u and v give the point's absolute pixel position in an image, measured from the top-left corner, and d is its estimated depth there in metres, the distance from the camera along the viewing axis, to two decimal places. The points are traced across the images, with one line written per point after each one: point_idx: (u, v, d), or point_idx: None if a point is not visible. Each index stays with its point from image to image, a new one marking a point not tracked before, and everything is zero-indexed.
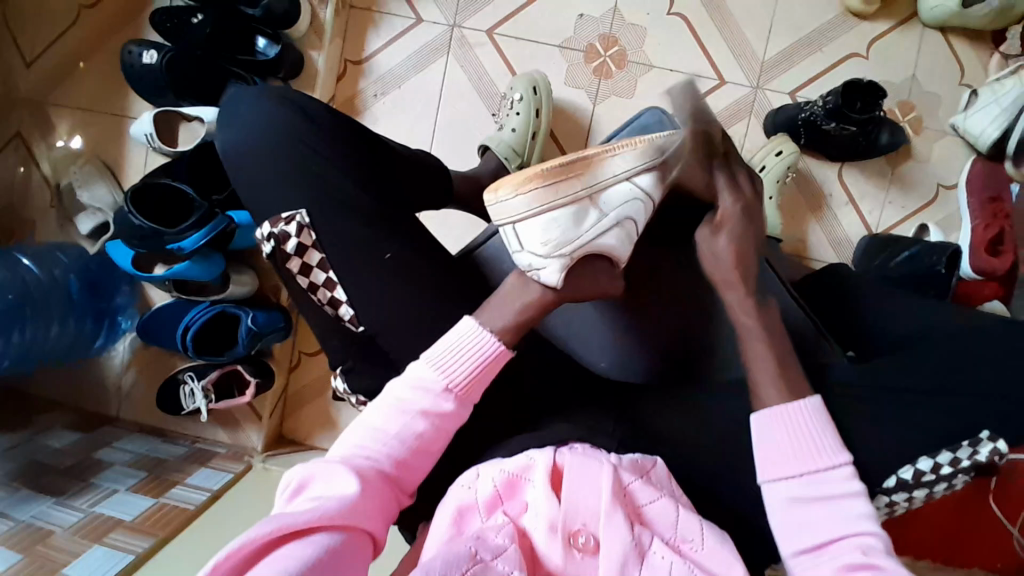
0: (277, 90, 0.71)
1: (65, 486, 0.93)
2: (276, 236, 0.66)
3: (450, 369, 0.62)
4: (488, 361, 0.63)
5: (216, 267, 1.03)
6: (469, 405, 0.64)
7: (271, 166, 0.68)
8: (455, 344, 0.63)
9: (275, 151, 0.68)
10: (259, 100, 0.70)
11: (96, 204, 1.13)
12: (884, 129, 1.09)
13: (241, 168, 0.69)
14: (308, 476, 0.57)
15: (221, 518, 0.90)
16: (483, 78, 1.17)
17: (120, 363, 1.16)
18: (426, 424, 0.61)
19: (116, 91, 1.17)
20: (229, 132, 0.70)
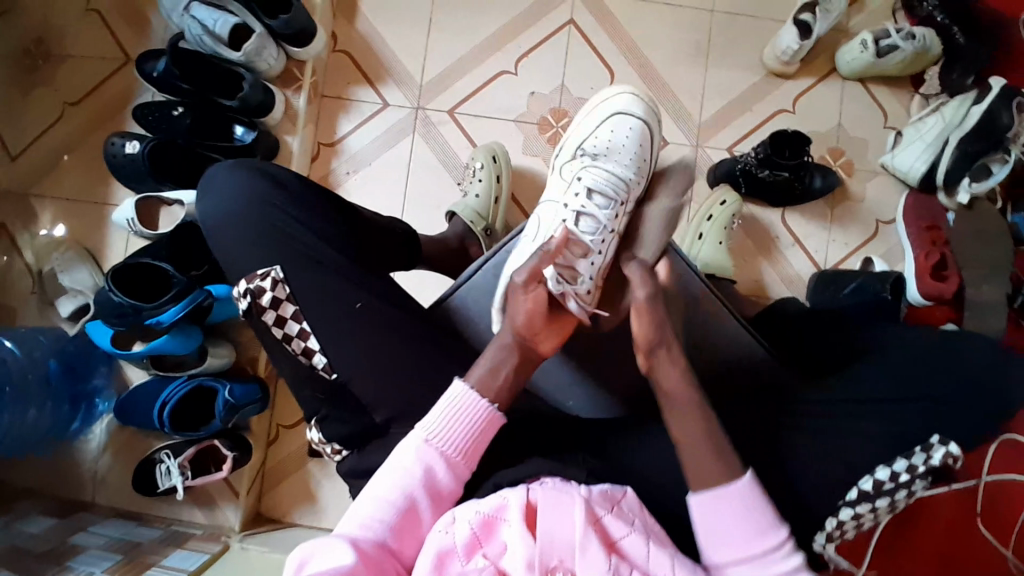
0: (251, 164, 0.77)
1: (40, 570, 0.90)
2: (251, 292, 0.70)
3: (445, 435, 0.66)
4: (481, 424, 0.67)
5: (193, 341, 1.06)
6: (467, 468, 0.67)
7: (245, 229, 0.73)
8: (448, 411, 0.66)
9: (248, 216, 0.73)
10: (234, 170, 0.76)
11: (77, 287, 1.17)
12: (817, 173, 1.19)
13: (217, 234, 0.74)
14: (306, 555, 0.58)
15: None
16: (447, 151, 1.27)
17: (96, 447, 1.15)
18: (425, 492, 0.64)
19: (99, 181, 1.24)
20: (206, 200, 0.76)
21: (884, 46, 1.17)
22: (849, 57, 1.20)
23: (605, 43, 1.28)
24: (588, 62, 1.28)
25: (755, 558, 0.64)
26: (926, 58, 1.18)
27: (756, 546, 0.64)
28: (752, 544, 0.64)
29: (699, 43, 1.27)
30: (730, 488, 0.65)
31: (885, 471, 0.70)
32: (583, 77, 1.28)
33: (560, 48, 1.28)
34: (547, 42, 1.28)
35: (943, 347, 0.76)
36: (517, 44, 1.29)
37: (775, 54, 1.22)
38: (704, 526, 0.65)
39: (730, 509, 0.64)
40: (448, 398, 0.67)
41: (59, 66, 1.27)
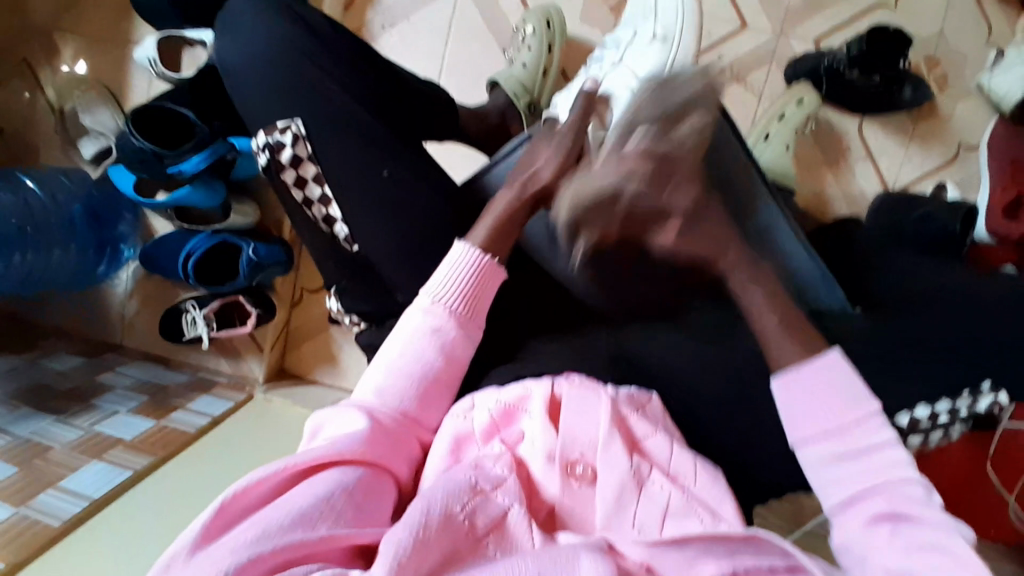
0: (281, 0, 0.68)
1: (65, 406, 0.96)
2: (271, 146, 0.64)
3: (451, 294, 0.62)
4: (480, 278, 0.63)
5: (218, 196, 1.02)
6: (474, 328, 0.63)
7: (269, 74, 0.64)
8: (450, 270, 0.63)
9: (273, 59, 0.64)
10: (261, 4, 0.67)
11: (100, 129, 1.12)
12: (905, 84, 1.06)
13: (238, 76, 0.66)
14: (320, 424, 0.57)
15: (215, 447, 0.94)
16: (494, 12, 1.13)
17: (124, 293, 1.18)
18: (437, 353, 0.61)
19: (119, 15, 1.14)
20: (226, 39, 0.67)
21: None
22: None
23: None
24: None
25: (856, 450, 0.54)
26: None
27: (850, 412, 0.55)
28: (843, 414, 0.55)
29: None
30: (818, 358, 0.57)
31: (926, 409, 0.65)
32: None
33: None
34: None
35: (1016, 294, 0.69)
36: None
37: None
38: (787, 406, 0.57)
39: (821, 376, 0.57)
40: (452, 256, 0.63)
41: None
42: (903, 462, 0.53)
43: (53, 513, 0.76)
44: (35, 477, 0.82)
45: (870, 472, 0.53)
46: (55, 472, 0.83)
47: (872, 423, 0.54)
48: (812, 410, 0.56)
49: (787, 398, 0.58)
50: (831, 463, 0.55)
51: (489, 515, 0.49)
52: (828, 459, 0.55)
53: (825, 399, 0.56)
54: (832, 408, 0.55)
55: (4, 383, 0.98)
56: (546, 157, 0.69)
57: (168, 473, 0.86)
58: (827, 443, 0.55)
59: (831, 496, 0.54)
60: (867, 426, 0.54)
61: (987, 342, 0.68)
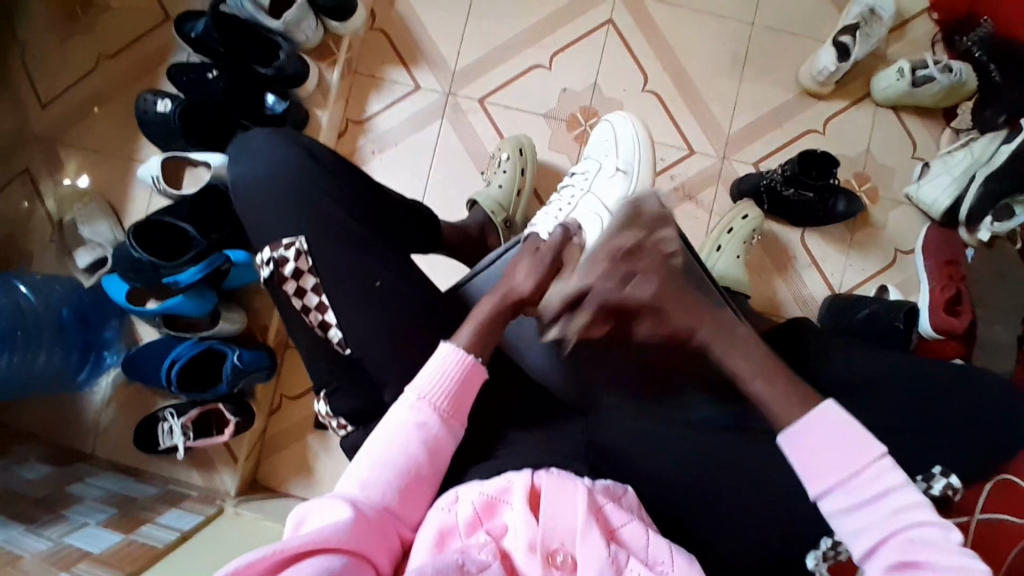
0: (286, 132, 0.77)
1: (35, 515, 0.95)
2: (274, 261, 0.69)
3: (437, 391, 0.66)
4: (464, 377, 0.67)
5: (207, 304, 1.06)
6: (456, 425, 0.66)
7: (276, 192, 0.72)
8: (435, 368, 0.67)
9: (279, 182, 0.72)
10: (273, 138, 0.76)
11: (96, 240, 1.19)
12: (843, 197, 1.18)
13: (245, 198, 0.74)
14: (302, 517, 0.57)
15: (186, 559, 0.91)
16: (473, 141, 1.27)
17: (101, 398, 1.18)
18: (420, 446, 0.63)
19: (126, 136, 1.25)
20: (243, 161, 0.75)
21: (921, 77, 1.17)
22: (885, 83, 1.20)
23: (642, 47, 1.28)
24: (622, 64, 1.28)
25: (866, 497, 0.55)
26: (961, 92, 1.18)
27: (856, 460, 0.56)
28: (854, 459, 0.56)
29: (735, 54, 1.27)
30: (823, 412, 0.59)
31: None
32: (616, 80, 1.27)
33: (595, 49, 1.28)
34: (583, 39, 1.28)
35: (957, 381, 0.76)
36: (554, 39, 1.28)
37: (810, 74, 1.22)
38: (802, 460, 0.58)
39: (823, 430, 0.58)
40: (438, 356, 0.67)
41: (95, 15, 1.27)
42: (919, 506, 0.54)
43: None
44: None
45: (886, 519, 0.54)
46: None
47: (883, 469, 0.56)
48: (824, 464, 0.57)
49: (797, 450, 0.59)
50: (849, 512, 0.56)
51: None
52: (847, 505, 0.56)
53: (836, 452, 0.57)
54: (843, 461, 0.57)
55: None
56: (525, 271, 0.75)
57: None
58: (840, 495, 0.56)
59: (857, 545, 0.55)
60: (878, 472, 0.56)
61: (936, 425, 0.73)
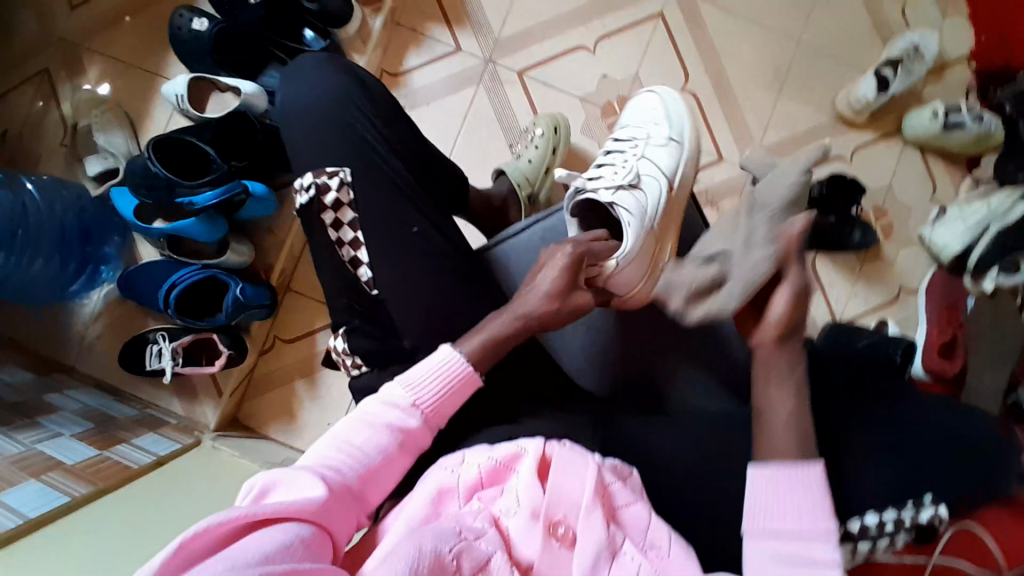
0: (342, 61, 0.74)
1: (10, 420, 0.95)
2: (315, 188, 0.68)
3: (425, 388, 0.62)
4: (457, 380, 0.63)
5: (218, 231, 1.03)
6: (436, 424, 0.63)
7: (321, 123, 0.70)
8: (428, 366, 0.63)
9: (324, 111, 0.70)
10: (325, 64, 0.73)
11: (111, 149, 1.15)
12: (858, 228, 1.20)
13: (290, 123, 0.72)
14: (269, 484, 0.54)
15: (153, 488, 0.89)
16: (507, 112, 1.25)
17: (90, 313, 1.15)
18: (392, 440, 0.60)
19: (154, 48, 1.19)
20: (291, 85, 0.73)
21: (953, 121, 1.17)
22: (916, 122, 1.21)
23: (687, 46, 1.27)
24: (665, 61, 1.27)
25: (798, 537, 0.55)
26: (989, 143, 1.18)
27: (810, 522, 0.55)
28: (806, 519, 0.55)
29: (777, 70, 1.27)
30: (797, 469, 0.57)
31: (874, 515, 0.65)
32: (657, 75, 1.26)
33: (641, 40, 1.26)
34: (631, 28, 1.26)
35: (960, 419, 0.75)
36: (602, 24, 1.26)
37: (847, 101, 1.23)
38: (756, 497, 0.58)
39: (794, 485, 0.57)
40: (435, 357, 0.63)
41: None
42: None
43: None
44: None
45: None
46: None
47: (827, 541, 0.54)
48: (779, 516, 0.56)
49: (753, 492, 0.58)
50: (777, 564, 0.55)
51: (472, 562, 0.50)
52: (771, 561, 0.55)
53: (797, 509, 0.56)
54: (798, 515, 0.56)
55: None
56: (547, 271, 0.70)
57: (106, 504, 0.82)
58: (777, 542, 0.55)
59: None
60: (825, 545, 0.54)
61: None
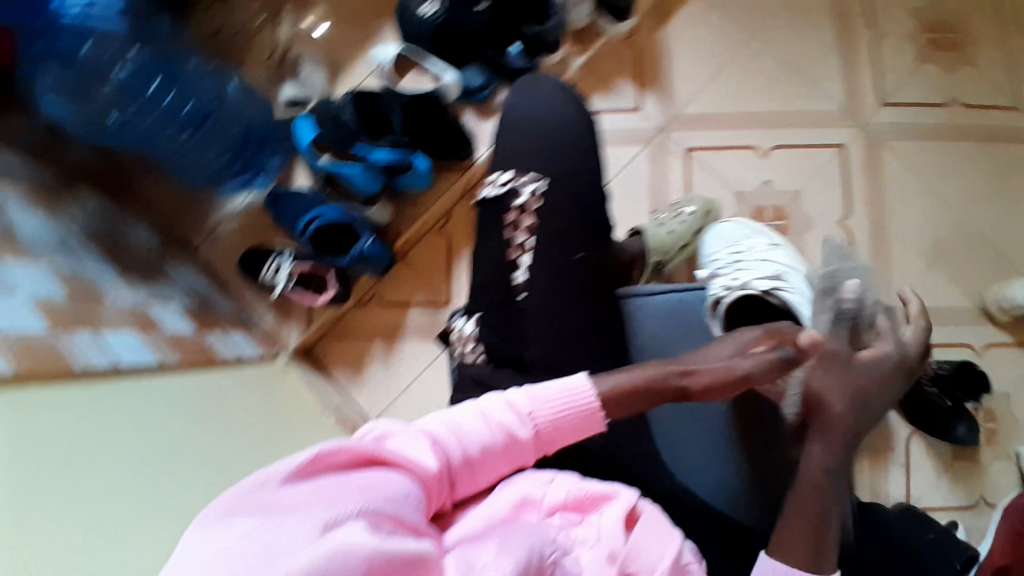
0: (567, 86, 0.79)
1: (129, 271, 1.01)
2: (511, 188, 0.73)
3: (545, 403, 0.63)
4: (578, 411, 0.64)
5: (376, 186, 1.11)
6: (542, 443, 0.63)
7: (534, 136, 0.74)
8: (557, 386, 0.65)
9: (542, 127, 0.74)
10: (549, 84, 0.78)
11: (309, 85, 1.26)
12: (964, 422, 1.14)
13: (503, 125, 0.77)
14: (388, 430, 0.58)
15: (222, 394, 0.93)
16: (661, 178, 1.26)
17: (231, 212, 1.23)
18: (499, 441, 0.61)
19: (377, 11, 1.31)
20: (521, 92, 0.78)
21: None
22: None
23: (857, 185, 1.25)
24: (830, 189, 1.25)
25: None
26: None
27: None
28: None
29: (935, 240, 1.24)
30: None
31: None
32: (817, 198, 1.25)
33: (814, 161, 1.26)
34: (808, 148, 1.27)
35: None
36: (783, 133, 1.27)
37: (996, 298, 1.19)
38: None
39: None
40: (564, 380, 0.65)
41: None
42: None
43: (80, 356, 0.77)
44: (77, 314, 0.82)
45: None
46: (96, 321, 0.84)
47: None
48: None
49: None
50: None
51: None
52: None
53: None
54: None
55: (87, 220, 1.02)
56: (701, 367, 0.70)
57: (178, 388, 0.86)
58: None
59: None
60: None
61: None
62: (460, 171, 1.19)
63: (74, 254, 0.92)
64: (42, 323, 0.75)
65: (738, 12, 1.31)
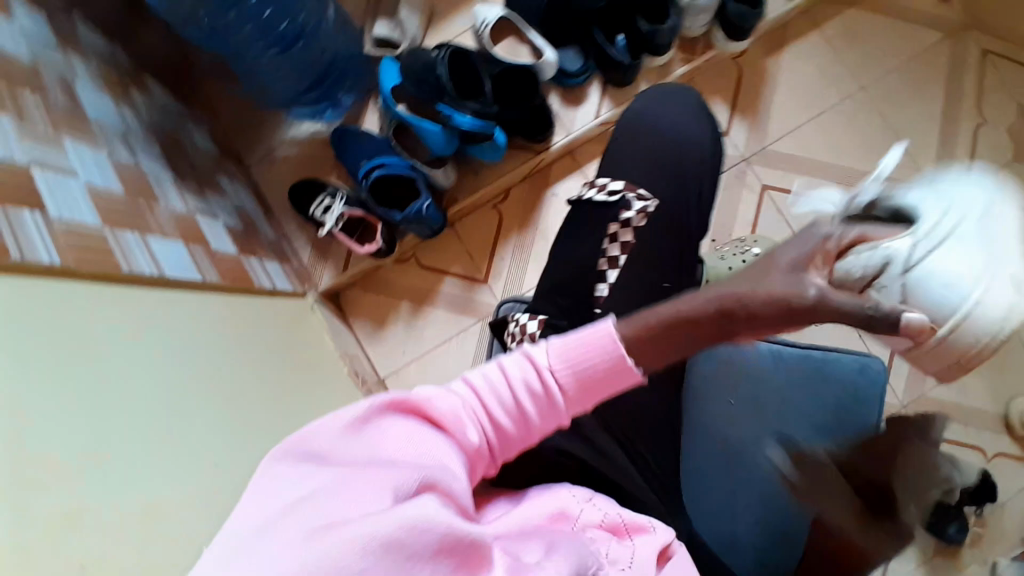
0: (703, 104, 0.83)
1: (183, 175, 0.97)
2: (623, 201, 0.74)
3: (569, 360, 0.57)
4: (608, 366, 0.57)
5: (449, 148, 1.08)
6: (575, 400, 0.58)
7: (662, 143, 0.78)
8: (582, 340, 0.58)
9: (672, 136, 0.78)
10: (690, 98, 0.82)
11: (402, 25, 1.15)
12: (957, 523, 1.13)
13: (639, 122, 0.80)
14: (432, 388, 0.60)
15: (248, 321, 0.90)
16: (728, 210, 1.23)
17: (290, 137, 1.19)
18: (525, 396, 0.58)
19: None
20: (653, 98, 0.81)
21: None
22: None
23: None
24: None
25: None
26: None
27: None
28: None
29: None
30: None
31: None
32: None
33: None
34: None
35: None
36: None
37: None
38: None
39: None
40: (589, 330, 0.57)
41: None
42: None
43: (131, 260, 0.72)
44: (132, 211, 0.78)
45: None
46: (148, 223, 0.80)
47: None
48: None
49: None
50: None
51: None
52: None
53: None
54: None
55: (149, 114, 0.97)
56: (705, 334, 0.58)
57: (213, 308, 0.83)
58: None
59: None
60: None
61: None
62: (533, 153, 1.18)
63: (133, 146, 0.88)
64: (96, 216, 0.71)
65: (852, 61, 1.26)
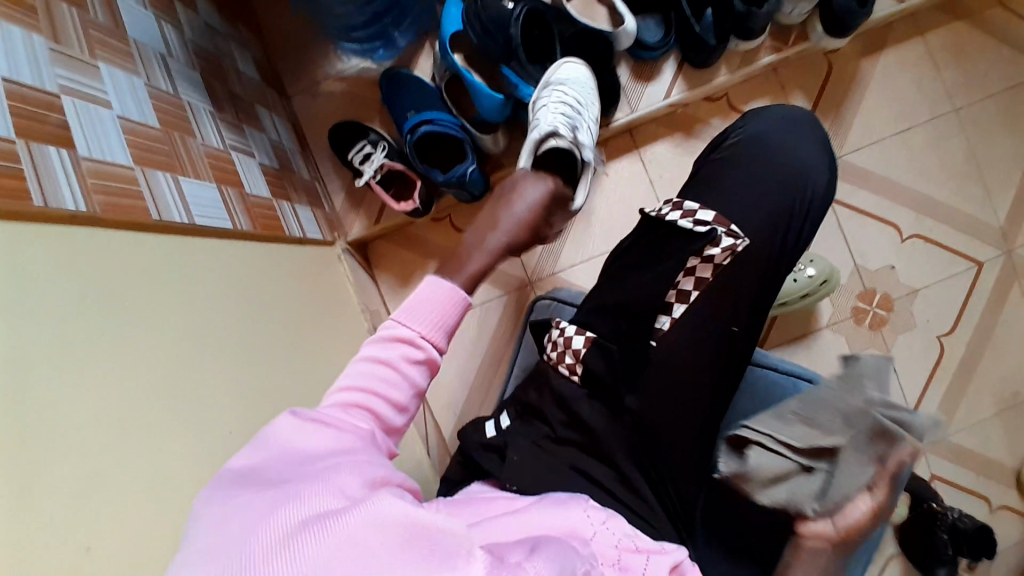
0: (818, 129, 0.78)
1: (223, 104, 0.91)
2: (712, 232, 0.69)
3: (421, 316, 0.60)
4: (449, 306, 0.62)
5: (501, 115, 1.00)
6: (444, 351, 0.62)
7: (772, 168, 0.73)
8: (420, 299, 0.61)
9: (786, 162, 0.73)
10: (806, 125, 0.77)
11: None
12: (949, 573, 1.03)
13: (757, 142, 0.75)
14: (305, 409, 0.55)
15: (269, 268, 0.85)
16: None
17: (338, 71, 1.12)
18: (413, 366, 0.59)
19: None
20: (770, 119, 0.77)
21: None
22: None
23: (976, 314, 1.12)
24: (948, 301, 1.13)
25: None
26: None
27: None
28: None
29: None
30: None
31: None
32: (931, 305, 1.13)
33: (947, 268, 1.13)
34: (948, 251, 1.13)
35: None
36: (930, 224, 1.14)
37: None
38: None
39: None
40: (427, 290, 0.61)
41: None
42: None
43: (162, 207, 0.68)
44: (164, 145, 0.73)
45: None
46: (182, 160, 0.76)
47: None
48: None
49: None
50: None
51: None
52: None
53: None
54: None
55: (192, 33, 0.90)
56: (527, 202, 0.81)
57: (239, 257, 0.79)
58: None
59: None
60: None
61: None
62: None
63: (172, 71, 0.81)
64: (129, 156, 0.66)
65: (953, 78, 1.13)
